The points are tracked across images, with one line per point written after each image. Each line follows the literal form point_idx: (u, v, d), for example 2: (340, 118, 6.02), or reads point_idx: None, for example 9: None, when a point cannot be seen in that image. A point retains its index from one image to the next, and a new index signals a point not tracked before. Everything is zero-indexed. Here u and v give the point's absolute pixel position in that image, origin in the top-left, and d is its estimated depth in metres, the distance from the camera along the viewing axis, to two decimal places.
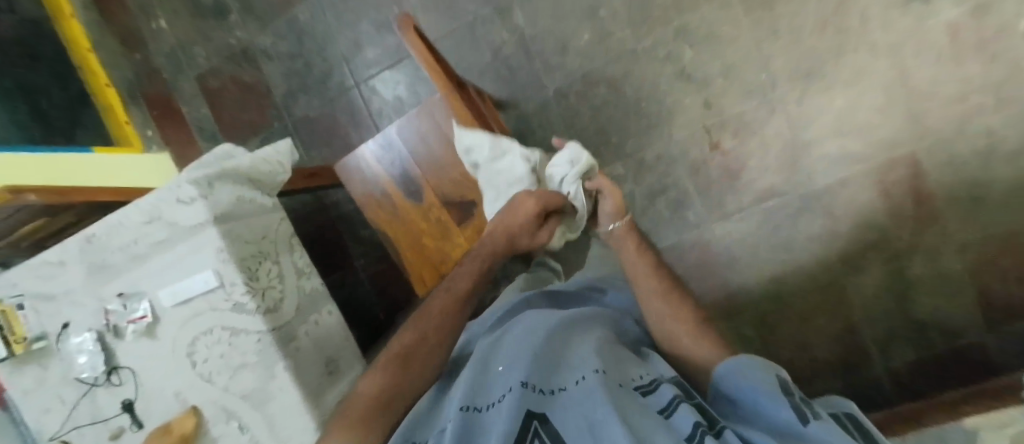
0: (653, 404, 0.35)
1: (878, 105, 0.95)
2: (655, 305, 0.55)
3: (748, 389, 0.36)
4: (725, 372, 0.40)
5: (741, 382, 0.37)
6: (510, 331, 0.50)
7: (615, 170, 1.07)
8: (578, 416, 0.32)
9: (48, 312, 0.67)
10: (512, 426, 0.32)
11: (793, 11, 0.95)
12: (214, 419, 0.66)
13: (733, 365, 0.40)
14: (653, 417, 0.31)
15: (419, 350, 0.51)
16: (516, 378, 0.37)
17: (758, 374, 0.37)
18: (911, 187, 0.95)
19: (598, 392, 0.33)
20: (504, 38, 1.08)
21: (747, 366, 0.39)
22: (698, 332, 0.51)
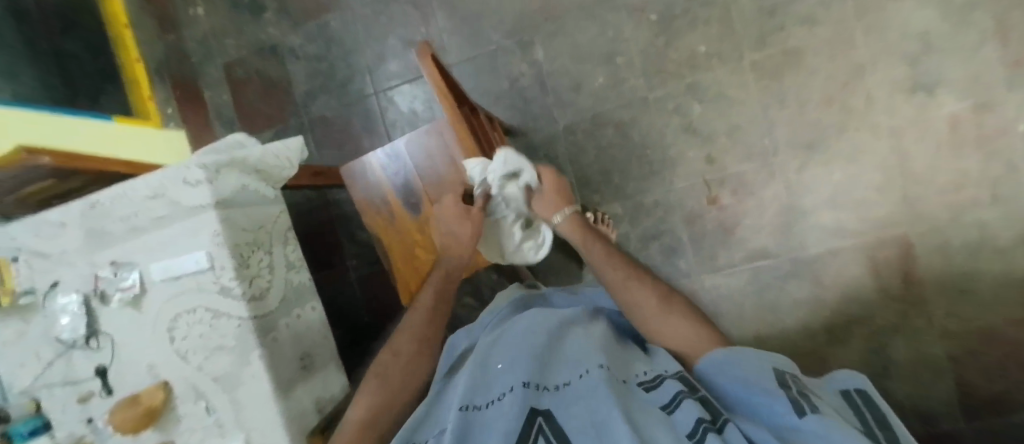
0: (655, 400, 0.37)
1: (876, 184, 0.97)
2: (630, 299, 0.56)
3: (745, 385, 0.38)
4: (719, 367, 0.42)
5: (738, 378, 0.39)
6: (508, 334, 0.53)
7: (613, 209, 1.09)
8: (580, 413, 0.35)
9: (42, 268, 0.69)
10: (517, 420, 0.35)
11: (801, 83, 0.98)
12: (183, 398, 0.66)
13: (726, 361, 0.42)
14: (652, 413, 0.34)
15: (394, 367, 0.55)
16: (519, 378, 0.41)
17: (754, 372, 0.38)
18: (900, 267, 0.97)
19: (603, 390, 0.36)
20: (522, 70, 1.13)
21: (740, 362, 0.41)
22: (669, 308, 0.53)
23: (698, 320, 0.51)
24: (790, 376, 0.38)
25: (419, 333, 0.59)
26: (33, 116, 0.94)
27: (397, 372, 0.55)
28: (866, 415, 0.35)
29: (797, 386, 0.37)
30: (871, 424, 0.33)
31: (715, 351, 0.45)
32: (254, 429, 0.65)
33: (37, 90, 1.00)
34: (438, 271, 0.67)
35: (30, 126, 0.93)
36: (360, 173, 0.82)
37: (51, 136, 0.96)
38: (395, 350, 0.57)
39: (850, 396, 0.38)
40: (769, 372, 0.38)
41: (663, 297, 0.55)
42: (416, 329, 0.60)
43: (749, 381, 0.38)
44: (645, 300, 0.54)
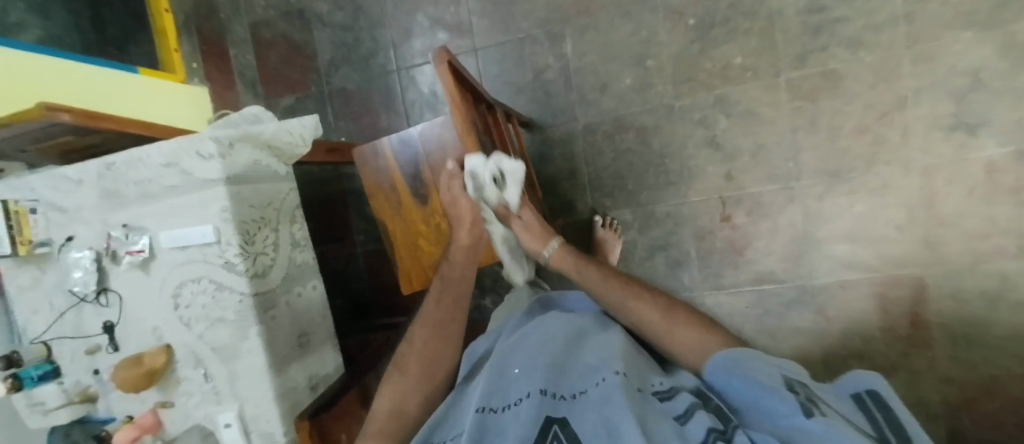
0: (671, 410, 0.37)
1: (898, 221, 0.94)
2: (641, 312, 0.52)
3: (753, 390, 0.36)
4: (725, 372, 0.41)
5: (745, 382, 0.38)
6: (524, 333, 0.52)
7: (623, 215, 1.08)
8: (597, 417, 0.35)
9: (59, 222, 0.71)
10: (534, 430, 0.35)
11: (836, 109, 0.94)
12: (183, 362, 0.69)
13: (734, 367, 0.40)
14: (666, 421, 0.34)
15: (412, 356, 0.53)
16: (536, 384, 0.40)
17: (765, 377, 0.37)
18: (910, 308, 0.95)
19: (619, 397, 0.36)
20: (549, 62, 1.10)
21: (749, 366, 0.39)
22: (672, 316, 0.51)
23: (704, 326, 0.48)
24: (803, 383, 0.37)
25: (434, 320, 0.58)
26: (50, 65, 0.92)
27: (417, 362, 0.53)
28: (882, 417, 0.33)
29: (809, 392, 0.35)
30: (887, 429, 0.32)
31: (730, 351, 0.43)
32: (247, 399, 0.67)
33: (68, 38, 1.01)
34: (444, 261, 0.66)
35: (46, 76, 0.91)
36: (360, 159, 0.81)
37: (65, 87, 0.94)
38: (411, 341, 0.56)
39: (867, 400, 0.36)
40: (782, 377, 0.37)
41: (666, 311, 0.51)
42: (430, 317, 0.58)
43: (758, 387, 0.36)
44: (648, 320, 0.51)
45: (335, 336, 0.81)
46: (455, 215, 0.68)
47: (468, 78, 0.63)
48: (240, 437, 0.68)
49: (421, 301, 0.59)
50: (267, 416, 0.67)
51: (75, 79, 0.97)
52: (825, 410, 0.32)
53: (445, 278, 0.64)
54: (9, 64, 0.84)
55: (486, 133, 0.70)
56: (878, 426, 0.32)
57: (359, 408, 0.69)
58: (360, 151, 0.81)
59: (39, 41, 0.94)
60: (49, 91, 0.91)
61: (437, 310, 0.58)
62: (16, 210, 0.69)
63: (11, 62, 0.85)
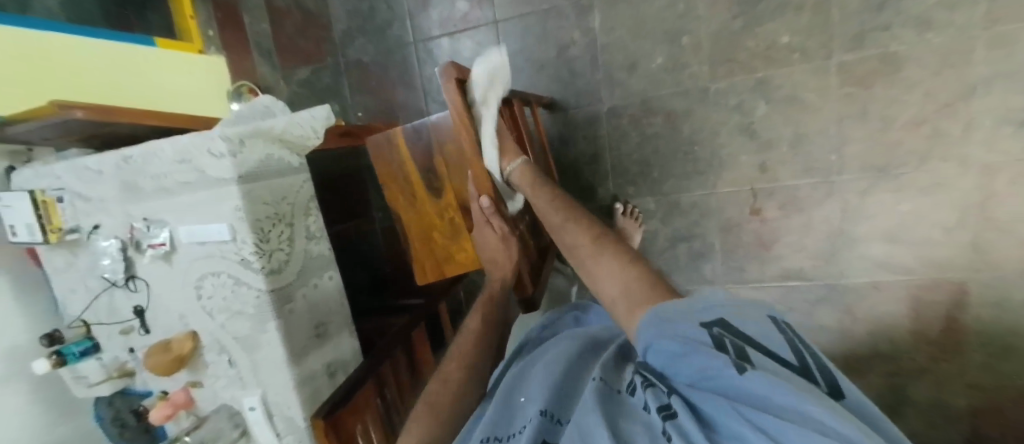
0: (632, 409, 0.35)
1: (947, 223, 0.88)
2: (570, 235, 0.51)
3: (677, 344, 0.33)
4: (648, 329, 0.36)
5: (668, 337, 0.34)
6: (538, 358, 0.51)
7: (646, 204, 1.04)
8: (573, 429, 0.35)
9: (84, 210, 0.73)
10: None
11: (890, 98, 0.86)
12: (209, 348, 0.72)
13: (653, 315, 0.37)
14: (634, 419, 0.34)
15: (445, 392, 0.49)
16: (535, 406, 0.40)
17: (688, 328, 0.34)
18: (946, 313, 0.91)
19: (593, 402, 0.36)
20: (574, 37, 1.03)
21: (666, 318, 0.36)
22: (600, 248, 0.48)
23: (629, 260, 0.46)
24: (723, 321, 0.34)
25: (467, 358, 0.53)
26: (74, 44, 0.91)
27: (450, 403, 0.48)
28: (792, 340, 0.32)
29: (726, 333, 0.32)
30: (802, 354, 0.31)
31: (672, 304, 0.37)
32: (268, 385, 0.70)
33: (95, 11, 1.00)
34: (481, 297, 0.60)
35: (71, 56, 0.90)
36: (373, 148, 0.78)
37: (88, 66, 0.93)
38: (445, 378, 0.51)
39: (776, 320, 0.34)
40: (698, 325, 0.33)
41: (595, 241, 0.49)
42: (462, 355, 0.53)
43: (682, 341, 0.33)
44: (577, 243, 0.50)
45: (351, 324, 0.83)
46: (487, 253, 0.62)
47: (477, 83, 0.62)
48: (264, 419, 0.72)
49: (455, 335, 0.54)
50: (287, 402, 0.70)
51: (98, 58, 0.95)
52: (752, 358, 0.30)
53: (484, 320, 0.58)
54: (30, 45, 0.83)
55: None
56: (794, 352, 0.31)
57: (376, 398, 0.71)
58: (372, 141, 0.77)
59: (67, 17, 0.93)
60: (76, 72, 0.91)
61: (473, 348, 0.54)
62: (43, 199, 0.71)
63: (33, 44, 0.84)
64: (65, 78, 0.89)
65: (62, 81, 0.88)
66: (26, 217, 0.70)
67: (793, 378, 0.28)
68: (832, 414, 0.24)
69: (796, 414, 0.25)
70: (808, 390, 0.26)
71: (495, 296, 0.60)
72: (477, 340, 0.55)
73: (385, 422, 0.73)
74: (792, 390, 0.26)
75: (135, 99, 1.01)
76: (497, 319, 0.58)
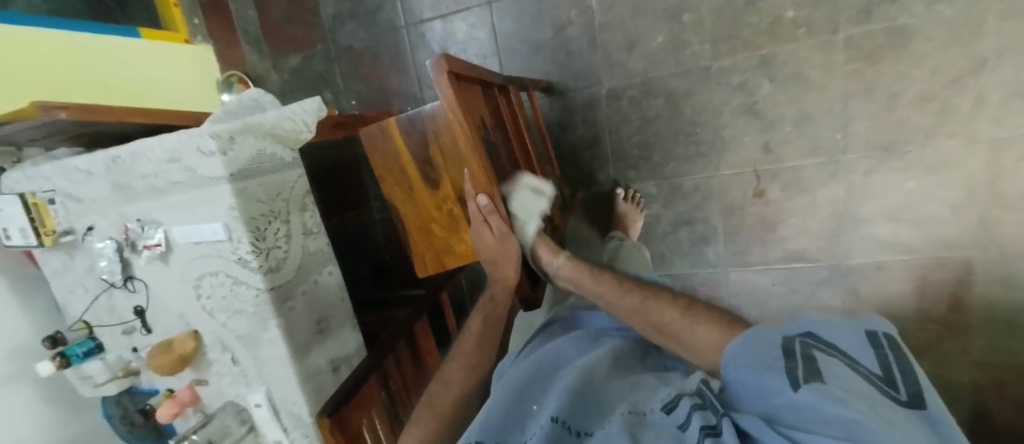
0: (670, 422, 0.35)
1: (954, 202, 0.87)
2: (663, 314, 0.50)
3: (751, 370, 0.37)
4: (737, 355, 0.39)
5: (744, 368, 0.37)
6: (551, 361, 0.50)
7: (647, 188, 1.03)
8: None
9: (77, 212, 0.71)
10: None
11: (899, 73, 0.84)
12: (211, 346, 0.72)
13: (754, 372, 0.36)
14: (663, 432, 0.34)
15: (447, 394, 0.50)
16: (546, 413, 0.39)
17: (772, 352, 0.37)
18: (950, 292, 0.91)
19: (617, 429, 0.34)
20: (571, 17, 1.00)
21: (751, 343, 0.40)
22: (693, 318, 0.48)
23: (724, 323, 0.46)
24: (812, 336, 0.37)
25: (469, 360, 0.54)
26: (59, 39, 0.88)
27: (450, 406, 0.49)
28: (885, 353, 0.33)
29: (810, 346, 0.36)
30: (890, 365, 0.32)
31: (761, 328, 0.41)
32: (273, 382, 0.70)
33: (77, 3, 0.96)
34: (483, 299, 0.59)
35: (56, 52, 0.87)
36: (368, 140, 0.76)
37: (74, 60, 0.90)
38: (446, 380, 0.52)
39: (877, 334, 0.35)
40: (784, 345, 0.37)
41: (685, 310, 0.50)
42: (466, 357, 0.54)
43: (756, 367, 0.36)
44: (666, 319, 0.50)
45: (353, 319, 0.83)
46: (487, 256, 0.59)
47: (474, 77, 0.61)
48: (271, 416, 0.72)
49: (458, 337, 0.55)
50: (292, 398, 0.71)
51: (84, 53, 0.92)
52: (817, 373, 0.32)
53: (487, 319, 0.57)
54: (13, 42, 0.81)
55: (493, 123, 0.68)
56: (881, 363, 0.32)
57: (381, 391, 0.72)
58: (366, 132, 0.75)
59: (49, 10, 0.90)
60: (62, 68, 0.88)
61: (473, 350, 0.55)
62: (35, 202, 0.69)
63: (16, 38, 0.81)
64: (54, 75, 0.87)
65: (51, 78, 0.86)
66: (19, 219, 0.69)
67: (854, 388, 0.30)
68: (874, 422, 0.26)
69: (837, 423, 0.27)
70: (862, 398, 0.28)
71: (496, 296, 0.58)
72: (477, 343, 0.56)
73: (391, 414, 0.74)
74: (839, 401, 0.28)
75: (122, 94, 0.98)
76: (501, 319, 0.58)
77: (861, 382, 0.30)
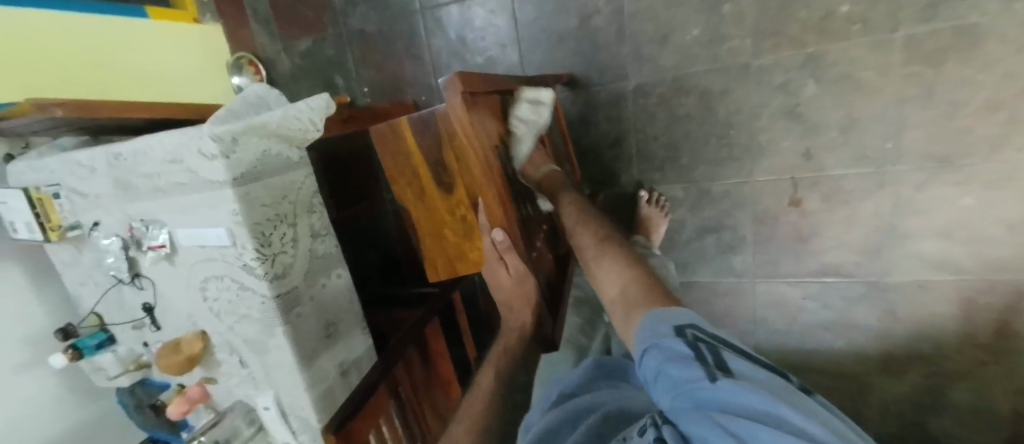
0: None
1: (1014, 220, 0.83)
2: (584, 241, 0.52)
3: (661, 361, 0.31)
4: (643, 338, 0.34)
5: (652, 355, 0.32)
6: (575, 416, 0.45)
7: (674, 191, 1.01)
8: None
9: (83, 207, 0.69)
10: None
11: (967, 78, 0.78)
12: (219, 348, 0.71)
13: (666, 354, 0.31)
14: None
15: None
16: None
17: (663, 330, 0.33)
18: (999, 318, 0.89)
19: None
20: (599, 5, 0.95)
21: (648, 326, 0.35)
22: (604, 252, 0.47)
23: (633, 265, 0.44)
24: (697, 324, 0.33)
25: (478, 417, 0.44)
26: (69, 23, 0.85)
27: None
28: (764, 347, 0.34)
29: (702, 337, 0.32)
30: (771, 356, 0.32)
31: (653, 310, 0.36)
32: (282, 386, 0.69)
33: None
34: (496, 348, 0.54)
35: (55, 33, 0.83)
36: (377, 138, 0.71)
37: (86, 46, 0.88)
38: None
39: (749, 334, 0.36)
40: (672, 327, 0.33)
41: (602, 248, 0.48)
42: (474, 414, 0.44)
43: (661, 357, 0.32)
44: (585, 247, 0.51)
45: (362, 322, 0.81)
46: (504, 296, 0.58)
47: (491, 87, 0.59)
48: (279, 419, 0.71)
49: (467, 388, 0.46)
50: (301, 404, 0.69)
51: (87, 36, 0.88)
52: (727, 365, 0.29)
53: (506, 354, 0.52)
54: (18, 22, 0.77)
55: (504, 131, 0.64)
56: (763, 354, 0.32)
57: (390, 399, 0.71)
58: (375, 131, 0.70)
59: None
60: (62, 51, 0.84)
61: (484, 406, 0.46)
62: (39, 197, 0.67)
63: (27, 23, 0.78)
64: (65, 64, 0.84)
65: (63, 66, 0.84)
66: (24, 214, 0.67)
67: (766, 382, 0.28)
68: (807, 420, 0.24)
69: (773, 416, 0.24)
70: (781, 392, 0.27)
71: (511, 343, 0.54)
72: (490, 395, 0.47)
73: (398, 424, 0.72)
74: (766, 393, 0.26)
75: (121, 83, 0.93)
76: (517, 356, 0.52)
77: (764, 374, 0.29)
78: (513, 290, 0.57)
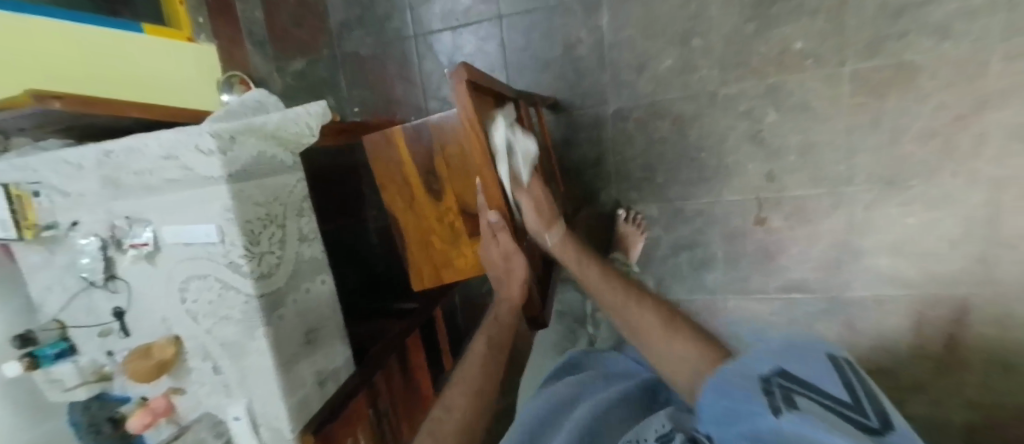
0: None
1: (952, 238, 0.92)
2: (637, 310, 0.49)
3: (732, 405, 0.30)
4: (720, 385, 0.33)
5: (727, 400, 0.31)
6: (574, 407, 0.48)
7: (649, 210, 1.07)
8: None
9: (64, 207, 0.68)
10: None
11: (904, 109, 0.89)
12: (192, 353, 0.69)
13: (733, 400, 0.31)
14: None
15: (450, 423, 0.39)
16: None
17: (744, 380, 0.32)
18: (947, 331, 0.96)
19: None
20: (582, 37, 1.04)
21: (726, 376, 0.34)
22: (672, 326, 0.45)
23: (707, 343, 0.42)
24: (781, 367, 0.31)
25: (475, 385, 0.44)
26: (60, 30, 0.86)
27: (454, 435, 0.38)
28: (847, 372, 0.29)
29: (782, 383, 0.29)
30: (854, 386, 0.28)
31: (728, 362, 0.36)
32: (257, 395, 0.67)
33: None
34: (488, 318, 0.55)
35: (41, 34, 0.82)
36: (370, 148, 0.74)
37: (73, 54, 0.88)
38: (449, 406, 0.41)
39: (841, 359, 0.31)
40: (754, 375, 0.31)
41: (668, 318, 0.47)
42: (471, 379, 0.44)
43: (733, 400, 0.31)
44: (643, 320, 0.47)
45: (343, 332, 0.80)
46: (495, 273, 0.60)
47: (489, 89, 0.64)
48: (250, 431, 0.67)
49: (465, 353, 0.47)
50: (274, 413, 0.66)
51: (75, 44, 0.88)
52: (795, 404, 0.27)
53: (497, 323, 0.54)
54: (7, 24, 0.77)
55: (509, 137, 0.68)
56: (845, 386, 0.28)
57: (369, 408, 0.69)
58: (368, 140, 0.73)
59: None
60: (40, 51, 0.82)
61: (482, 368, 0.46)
62: (17, 193, 0.66)
63: (16, 27, 0.79)
64: (49, 70, 0.84)
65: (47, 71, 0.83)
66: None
67: (837, 421, 0.24)
68: None
69: None
70: (841, 425, 0.24)
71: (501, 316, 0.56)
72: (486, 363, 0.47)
73: (377, 434, 0.71)
74: (820, 426, 0.24)
75: (94, 89, 0.91)
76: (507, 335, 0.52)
77: (830, 410, 0.26)
78: (507, 271, 0.59)
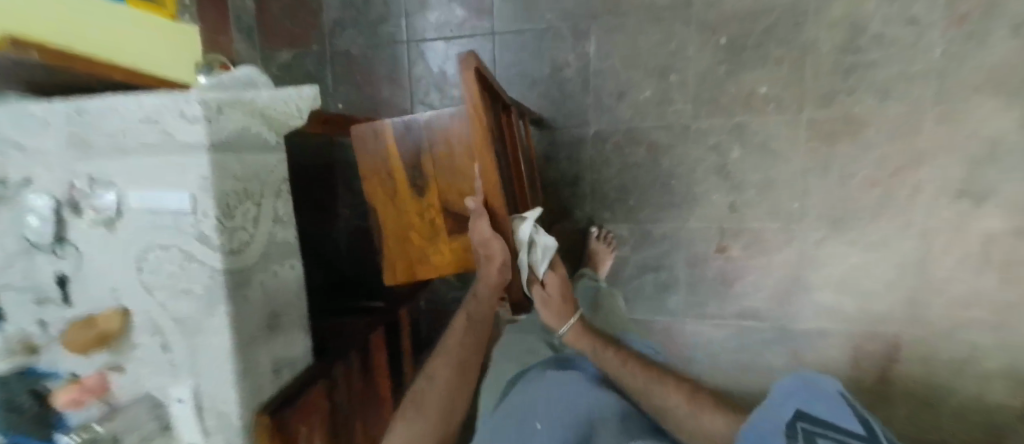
0: None
1: (887, 278, 1.01)
2: (667, 392, 0.67)
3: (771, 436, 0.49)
4: (759, 422, 0.52)
5: (766, 431, 0.50)
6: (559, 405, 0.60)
7: (620, 230, 1.11)
8: None
9: (19, 162, 0.63)
10: None
11: (851, 157, 0.99)
12: (140, 328, 0.65)
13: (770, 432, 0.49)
14: None
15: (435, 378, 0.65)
16: None
17: (780, 421, 0.49)
18: (879, 364, 1.05)
19: None
20: (569, 61, 1.10)
21: (764, 415, 0.52)
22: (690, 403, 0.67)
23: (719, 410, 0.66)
24: (804, 413, 0.48)
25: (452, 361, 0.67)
26: None
27: (438, 386, 0.64)
28: (854, 408, 0.46)
29: (808, 426, 0.47)
30: (864, 421, 0.44)
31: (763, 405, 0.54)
32: (207, 376, 0.63)
33: None
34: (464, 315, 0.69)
35: None
36: (357, 140, 0.74)
37: None
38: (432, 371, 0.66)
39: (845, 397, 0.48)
40: (788, 418, 0.49)
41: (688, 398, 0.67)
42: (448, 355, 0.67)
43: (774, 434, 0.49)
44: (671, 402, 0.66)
45: (305, 322, 0.78)
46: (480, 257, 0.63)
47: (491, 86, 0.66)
48: (194, 413, 0.65)
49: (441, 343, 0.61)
50: (224, 395, 0.63)
51: None
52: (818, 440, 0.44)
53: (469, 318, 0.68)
54: None
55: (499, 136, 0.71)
56: (858, 423, 0.44)
57: (325, 400, 0.67)
58: (356, 130, 0.74)
59: None
60: None
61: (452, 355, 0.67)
62: None
63: None
64: None
65: None
66: None
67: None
68: None
69: None
70: None
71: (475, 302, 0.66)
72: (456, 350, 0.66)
73: (331, 428, 0.68)
74: None
75: None
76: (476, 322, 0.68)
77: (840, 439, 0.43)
78: (489, 259, 0.62)
